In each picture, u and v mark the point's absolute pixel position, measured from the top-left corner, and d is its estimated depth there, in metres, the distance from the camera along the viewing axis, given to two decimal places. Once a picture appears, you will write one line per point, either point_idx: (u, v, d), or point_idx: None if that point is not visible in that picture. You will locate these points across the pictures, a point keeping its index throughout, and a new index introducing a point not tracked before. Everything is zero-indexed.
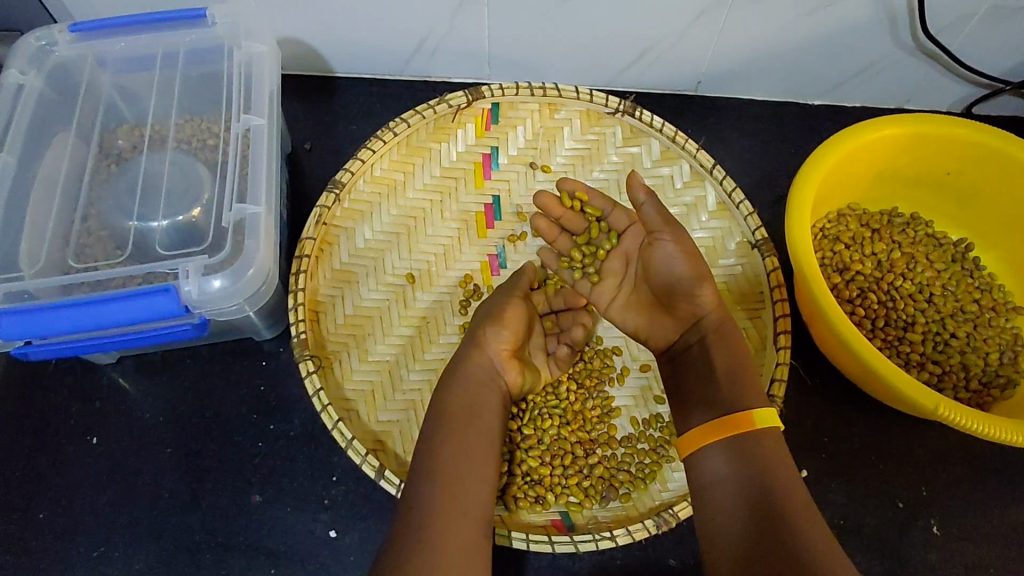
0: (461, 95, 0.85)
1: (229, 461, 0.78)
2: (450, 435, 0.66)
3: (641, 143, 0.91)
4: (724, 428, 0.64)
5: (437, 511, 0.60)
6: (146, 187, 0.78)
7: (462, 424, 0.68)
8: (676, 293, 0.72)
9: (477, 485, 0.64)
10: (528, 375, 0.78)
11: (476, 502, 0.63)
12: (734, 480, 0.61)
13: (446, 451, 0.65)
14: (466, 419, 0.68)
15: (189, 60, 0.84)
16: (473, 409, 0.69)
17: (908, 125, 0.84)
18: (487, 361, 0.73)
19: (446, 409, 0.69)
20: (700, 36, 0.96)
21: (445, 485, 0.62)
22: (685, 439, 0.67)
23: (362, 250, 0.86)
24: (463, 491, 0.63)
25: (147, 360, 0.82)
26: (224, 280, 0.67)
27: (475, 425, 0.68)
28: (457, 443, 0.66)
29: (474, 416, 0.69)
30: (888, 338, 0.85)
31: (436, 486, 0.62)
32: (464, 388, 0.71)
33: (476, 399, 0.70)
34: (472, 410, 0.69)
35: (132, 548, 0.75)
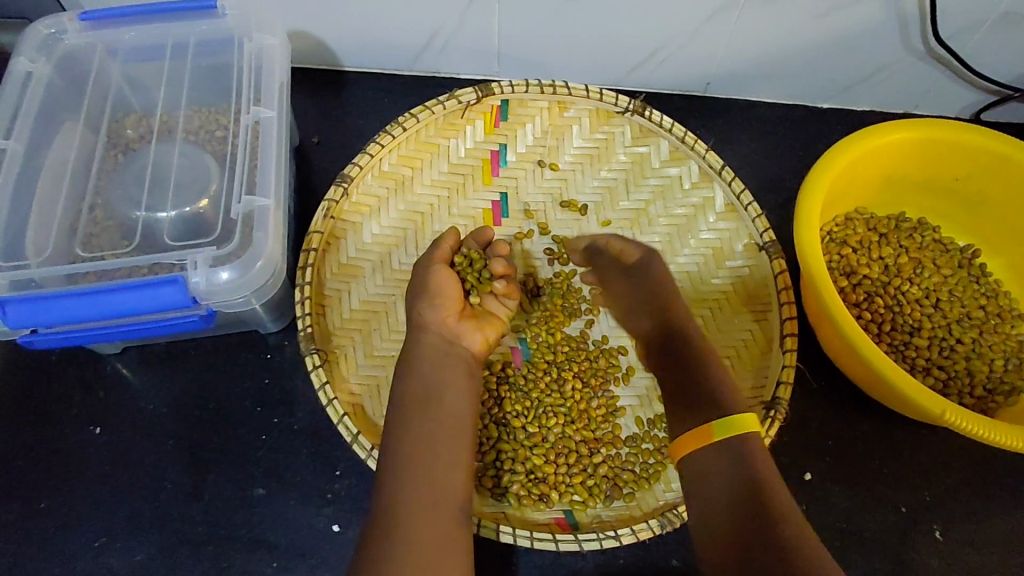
0: (471, 91, 0.85)
1: (233, 454, 0.78)
2: (416, 423, 0.67)
3: (650, 143, 0.91)
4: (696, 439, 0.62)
5: (406, 504, 0.61)
6: (155, 177, 0.78)
7: (424, 411, 0.68)
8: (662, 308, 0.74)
9: (445, 472, 0.64)
10: (490, 327, 0.77)
11: (447, 485, 0.63)
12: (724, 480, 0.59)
13: (410, 439, 0.65)
14: (425, 405, 0.68)
15: (199, 51, 0.84)
16: (431, 392, 0.69)
17: (917, 130, 0.84)
18: (441, 338, 0.73)
19: (406, 394, 0.69)
20: (711, 37, 0.96)
21: (414, 473, 0.63)
22: (682, 440, 0.63)
23: (369, 246, 0.86)
24: (429, 480, 0.63)
25: (152, 351, 0.82)
26: (232, 272, 0.67)
27: (436, 407, 0.68)
28: (420, 431, 0.66)
29: (433, 399, 0.69)
30: (894, 342, 0.85)
31: (406, 477, 0.63)
32: (423, 372, 0.71)
33: (438, 382, 0.70)
34: (430, 392, 0.69)
35: (134, 538, 0.74)
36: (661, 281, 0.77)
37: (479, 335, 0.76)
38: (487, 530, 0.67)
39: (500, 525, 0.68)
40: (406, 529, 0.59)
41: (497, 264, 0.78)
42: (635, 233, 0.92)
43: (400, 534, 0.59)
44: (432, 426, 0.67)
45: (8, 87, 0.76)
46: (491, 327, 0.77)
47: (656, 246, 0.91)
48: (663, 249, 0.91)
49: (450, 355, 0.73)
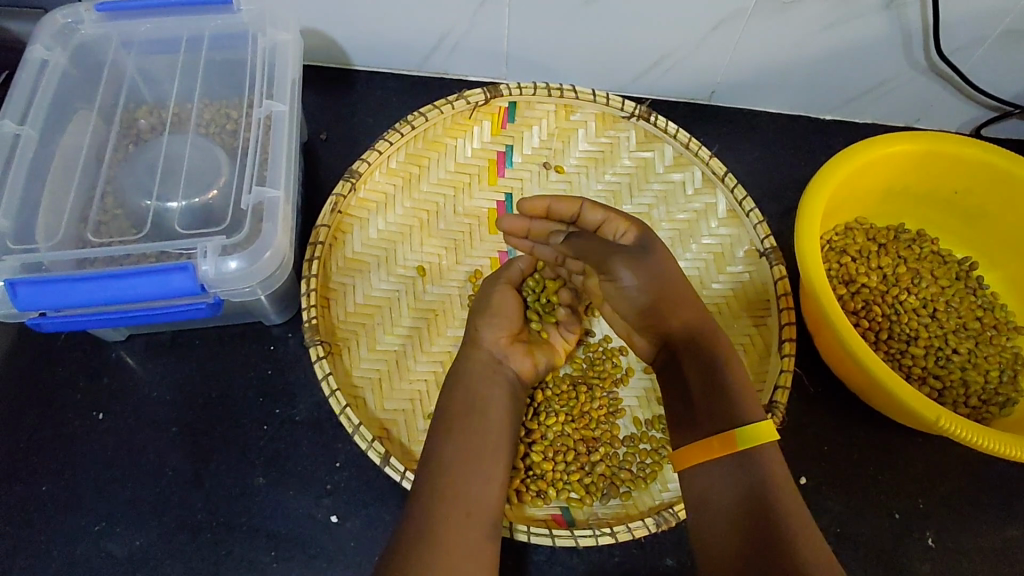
0: (480, 92, 0.87)
1: (233, 443, 0.78)
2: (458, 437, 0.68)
3: (654, 149, 0.93)
4: (716, 450, 0.63)
5: (441, 512, 0.62)
6: (167, 168, 0.79)
7: (467, 425, 0.69)
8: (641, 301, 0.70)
9: (479, 485, 0.65)
10: (541, 355, 0.79)
11: (479, 495, 0.65)
12: (723, 489, 0.62)
13: (448, 450, 0.67)
14: (470, 420, 0.70)
15: (212, 45, 0.85)
16: (475, 407, 0.71)
17: (918, 143, 0.85)
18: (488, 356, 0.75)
19: (450, 406, 0.71)
20: (717, 45, 0.98)
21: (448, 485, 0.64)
22: (681, 453, 0.67)
23: (375, 241, 0.87)
24: (464, 492, 0.64)
25: (157, 339, 0.83)
26: (241, 262, 0.68)
27: (480, 423, 0.70)
28: (462, 446, 0.67)
29: (477, 414, 0.70)
30: (891, 350, 0.85)
31: (443, 486, 0.64)
32: (472, 390, 0.72)
33: (483, 396, 0.72)
34: (475, 407, 0.71)
35: (134, 523, 0.75)
36: (653, 279, 0.68)
37: (529, 360, 0.77)
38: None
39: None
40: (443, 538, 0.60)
41: (565, 294, 0.83)
42: None
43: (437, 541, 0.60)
44: (477, 443, 0.68)
45: (23, 74, 0.77)
46: (542, 356, 0.80)
47: None
48: None
49: (494, 372, 0.74)
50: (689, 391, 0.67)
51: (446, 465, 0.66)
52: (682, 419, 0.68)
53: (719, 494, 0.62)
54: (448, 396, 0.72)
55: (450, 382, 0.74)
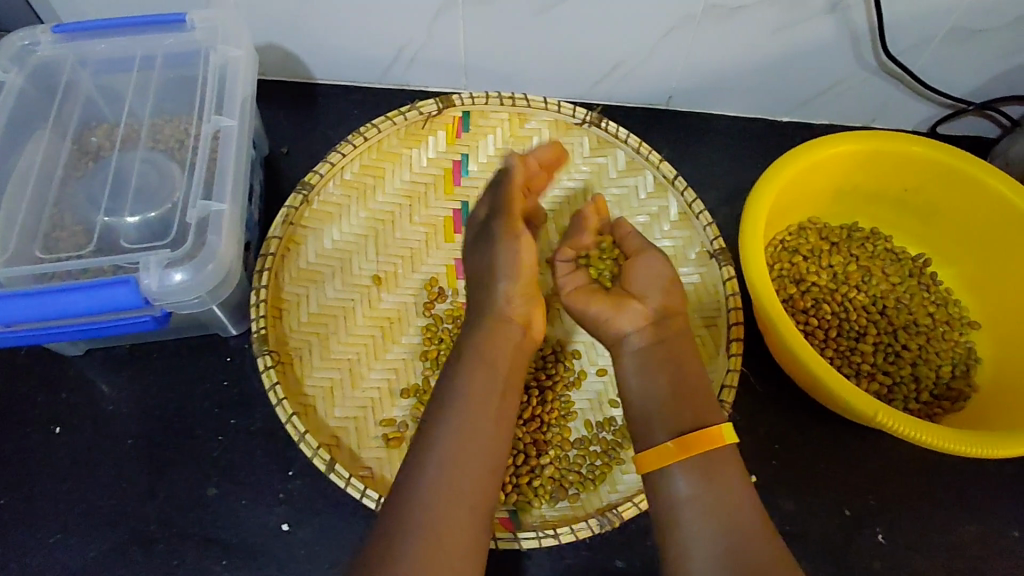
0: (432, 103, 0.88)
1: (188, 454, 0.79)
2: (459, 429, 0.64)
3: (608, 154, 0.94)
4: (692, 446, 0.65)
5: (444, 500, 0.60)
6: (117, 183, 0.81)
7: (481, 408, 0.66)
8: (653, 284, 0.75)
9: (469, 482, 0.62)
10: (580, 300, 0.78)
11: (473, 492, 0.62)
12: (687, 489, 0.63)
13: (453, 433, 0.64)
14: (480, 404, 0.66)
15: (169, 63, 0.87)
16: (489, 389, 0.67)
17: (863, 142, 0.86)
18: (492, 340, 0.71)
19: (470, 386, 0.67)
20: (669, 51, 0.99)
21: (440, 478, 0.61)
22: (644, 456, 0.67)
23: (330, 251, 0.88)
24: (464, 479, 0.62)
25: (115, 353, 0.84)
26: (185, 274, 0.68)
27: (490, 406, 0.67)
28: (473, 431, 0.64)
29: (491, 397, 0.67)
30: (841, 348, 0.86)
31: (434, 479, 0.61)
32: (480, 380, 0.68)
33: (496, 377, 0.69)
34: (489, 390, 0.67)
35: (89, 534, 0.76)
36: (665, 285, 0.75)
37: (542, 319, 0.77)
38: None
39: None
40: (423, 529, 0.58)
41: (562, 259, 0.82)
42: None
43: (417, 532, 0.58)
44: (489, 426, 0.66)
45: None
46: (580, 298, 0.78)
47: None
48: None
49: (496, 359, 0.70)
50: (686, 378, 0.70)
51: (454, 450, 0.63)
52: (671, 403, 0.68)
53: (686, 499, 0.63)
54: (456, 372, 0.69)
55: (465, 356, 0.70)
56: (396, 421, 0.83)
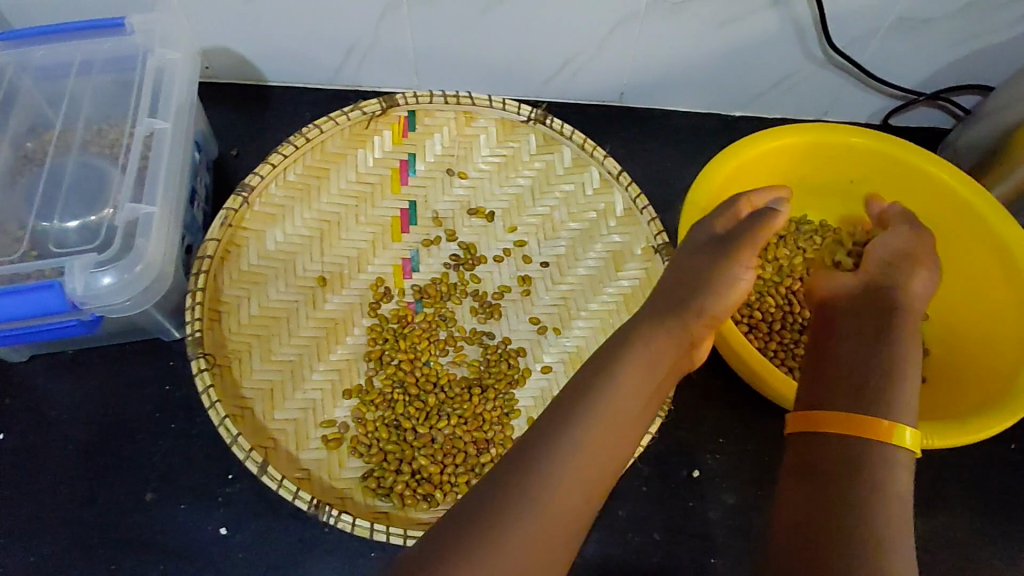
0: (375, 103, 0.87)
1: (128, 459, 0.79)
2: (606, 410, 0.54)
3: (554, 151, 0.94)
4: (875, 434, 0.53)
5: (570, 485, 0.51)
6: (49, 187, 0.82)
7: (636, 396, 0.56)
8: (889, 270, 0.68)
9: (601, 470, 0.53)
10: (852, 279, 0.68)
11: (598, 482, 0.52)
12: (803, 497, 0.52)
13: (603, 414, 0.54)
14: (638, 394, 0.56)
15: (108, 68, 0.87)
16: (652, 373, 0.57)
17: (804, 135, 0.87)
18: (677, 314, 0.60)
19: (643, 364, 0.57)
20: (618, 47, 0.99)
21: (577, 458, 0.52)
22: (801, 420, 0.57)
23: (272, 254, 0.87)
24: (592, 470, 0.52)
25: (56, 359, 0.84)
26: (113, 277, 0.68)
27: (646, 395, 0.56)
28: (623, 421, 0.55)
29: (650, 382, 0.57)
30: (784, 341, 0.86)
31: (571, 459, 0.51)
32: (653, 363, 0.57)
33: (663, 358, 0.58)
34: (650, 375, 0.57)
35: (27, 541, 0.75)
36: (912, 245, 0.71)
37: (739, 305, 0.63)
38: (343, 523, 0.67)
39: (356, 519, 0.68)
40: (537, 501, 0.50)
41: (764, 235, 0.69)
42: (540, 239, 0.94)
43: (530, 508, 0.49)
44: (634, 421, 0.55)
45: None
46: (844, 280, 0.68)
47: (560, 251, 0.93)
48: (566, 254, 0.93)
49: (671, 339, 0.59)
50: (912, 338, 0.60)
51: (601, 437, 0.53)
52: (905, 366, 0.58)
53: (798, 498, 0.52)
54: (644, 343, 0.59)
55: (651, 325, 0.60)
56: (338, 422, 0.82)
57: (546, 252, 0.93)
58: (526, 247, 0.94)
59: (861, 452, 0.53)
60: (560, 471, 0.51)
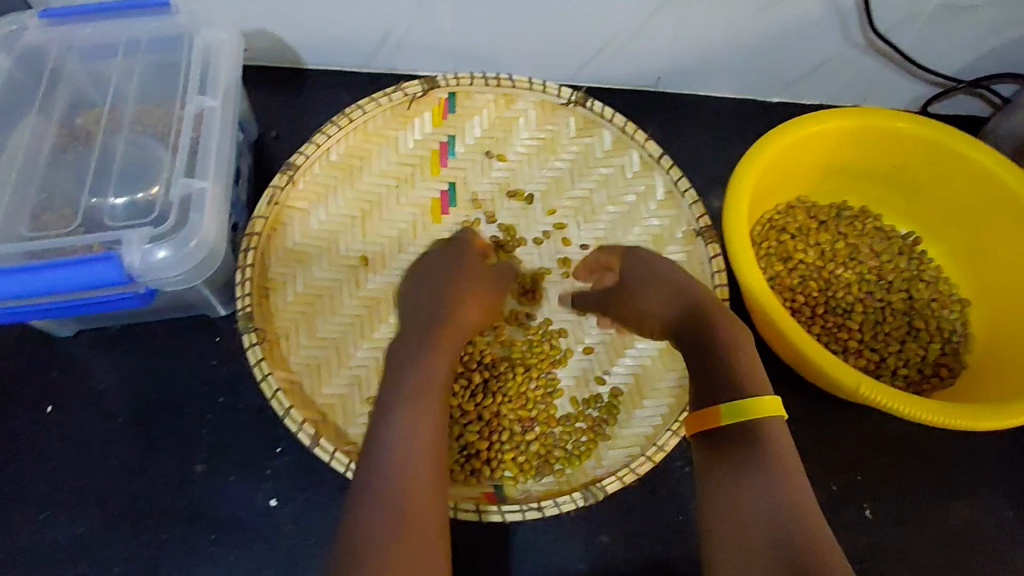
0: (417, 84, 0.89)
1: (177, 432, 0.80)
2: (402, 439, 0.62)
3: (594, 134, 0.94)
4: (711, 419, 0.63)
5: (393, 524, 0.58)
6: (102, 165, 0.82)
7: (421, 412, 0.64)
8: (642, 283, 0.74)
9: (427, 485, 0.61)
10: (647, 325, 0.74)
11: (429, 489, 0.61)
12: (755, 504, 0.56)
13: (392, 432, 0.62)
14: (407, 427, 0.62)
15: (152, 48, 0.87)
16: (411, 390, 0.65)
17: (849, 119, 0.86)
18: (421, 334, 0.70)
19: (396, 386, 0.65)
20: (656, 33, 0.99)
21: (393, 463, 0.61)
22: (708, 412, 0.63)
23: (316, 233, 0.88)
24: (413, 490, 0.60)
25: (104, 334, 0.85)
26: (169, 251, 0.70)
27: (422, 402, 0.64)
28: (414, 433, 0.62)
29: (409, 397, 0.64)
30: (828, 324, 0.86)
31: (396, 480, 0.60)
32: (410, 393, 0.65)
33: (428, 378, 0.66)
34: (396, 394, 0.65)
35: (78, 511, 0.77)
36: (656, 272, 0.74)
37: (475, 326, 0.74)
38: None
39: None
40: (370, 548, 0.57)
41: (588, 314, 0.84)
42: (579, 222, 0.94)
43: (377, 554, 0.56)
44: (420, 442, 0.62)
45: None
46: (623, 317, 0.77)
47: (600, 233, 0.94)
48: (607, 235, 0.93)
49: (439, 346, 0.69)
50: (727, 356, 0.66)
51: (398, 454, 0.61)
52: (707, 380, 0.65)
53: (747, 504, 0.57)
54: (411, 351, 0.68)
55: (402, 349, 0.69)
56: None
57: (585, 235, 0.94)
58: (566, 230, 0.94)
59: (769, 469, 0.58)
60: (381, 480, 0.60)
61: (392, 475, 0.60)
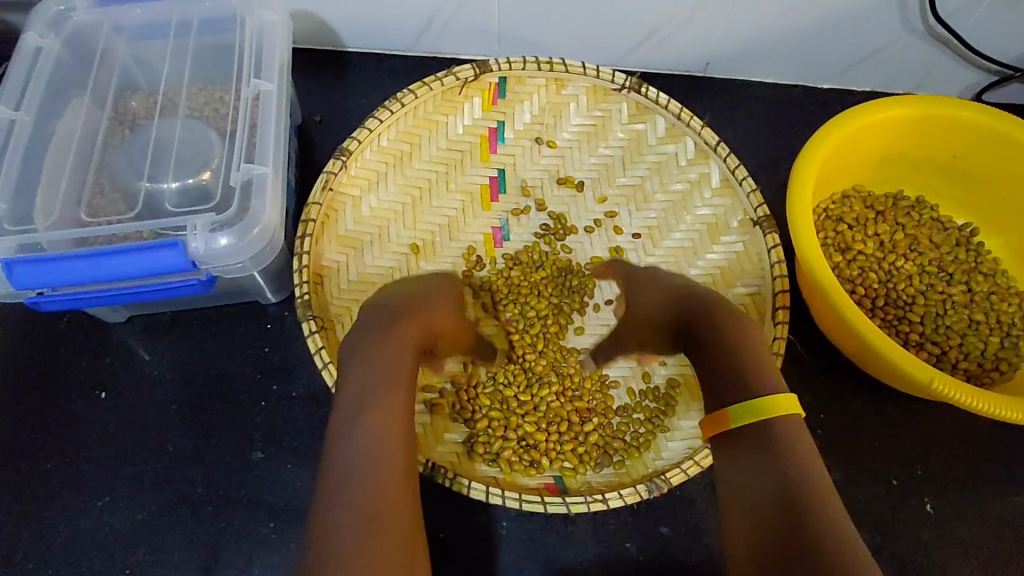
0: (468, 68, 0.86)
1: (232, 419, 0.80)
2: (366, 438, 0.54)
3: (647, 120, 0.92)
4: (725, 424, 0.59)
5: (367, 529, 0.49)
6: (158, 150, 0.80)
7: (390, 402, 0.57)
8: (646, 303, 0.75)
9: (398, 485, 0.53)
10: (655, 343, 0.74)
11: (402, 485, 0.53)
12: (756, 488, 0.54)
13: (363, 421, 0.54)
14: (371, 420, 0.55)
15: (202, 30, 0.86)
16: (382, 380, 0.58)
17: (912, 107, 0.84)
18: (391, 329, 0.64)
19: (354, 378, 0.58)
20: (709, 18, 0.97)
21: (362, 454, 0.53)
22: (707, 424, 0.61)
23: (367, 219, 0.87)
24: (373, 488, 0.51)
25: (156, 320, 0.84)
26: (230, 238, 0.69)
27: (394, 393, 0.58)
28: (380, 418, 0.55)
29: (376, 388, 0.57)
30: (888, 317, 0.85)
31: (354, 480, 0.51)
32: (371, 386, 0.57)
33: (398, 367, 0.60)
34: (364, 382, 0.58)
35: (136, 498, 0.77)
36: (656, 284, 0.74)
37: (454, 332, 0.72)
38: (459, 485, 0.68)
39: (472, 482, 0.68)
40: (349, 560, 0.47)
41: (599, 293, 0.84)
42: (631, 209, 0.93)
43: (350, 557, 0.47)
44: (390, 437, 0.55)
45: (18, 59, 0.79)
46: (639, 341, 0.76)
47: (652, 222, 0.92)
48: (659, 224, 0.92)
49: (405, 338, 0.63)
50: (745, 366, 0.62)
51: (363, 441, 0.53)
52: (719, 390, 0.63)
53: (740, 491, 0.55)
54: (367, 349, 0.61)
55: (361, 343, 0.62)
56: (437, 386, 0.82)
57: (637, 223, 0.93)
58: (617, 218, 0.93)
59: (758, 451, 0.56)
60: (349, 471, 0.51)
61: (358, 466, 0.52)
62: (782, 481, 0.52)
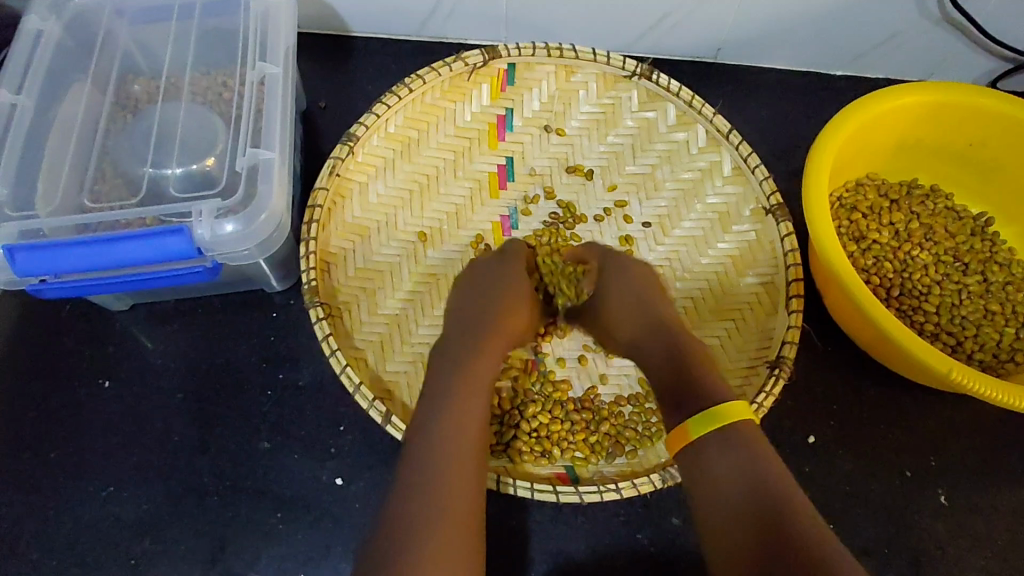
0: (477, 53, 0.84)
1: (238, 409, 0.79)
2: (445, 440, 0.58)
3: (658, 107, 0.90)
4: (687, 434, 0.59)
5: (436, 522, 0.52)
6: (161, 134, 0.77)
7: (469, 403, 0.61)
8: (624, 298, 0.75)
9: (472, 490, 0.56)
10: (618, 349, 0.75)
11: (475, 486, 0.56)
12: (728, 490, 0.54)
13: (446, 425, 0.59)
14: (453, 423, 0.59)
15: (205, 13, 0.84)
16: (467, 385, 0.63)
17: (930, 93, 0.82)
18: (472, 337, 0.69)
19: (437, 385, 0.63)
20: (720, 4, 0.95)
21: (441, 455, 0.56)
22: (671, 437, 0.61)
23: (374, 206, 0.86)
24: (451, 488, 0.55)
25: (159, 308, 0.83)
26: (237, 224, 0.68)
27: (472, 399, 0.62)
28: (460, 418, 0.60)
29: (457, 394, 0.62)
30: (903, 307, 0.84)
31: (438, 479, 0.55)
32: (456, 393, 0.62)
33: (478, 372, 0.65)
34: (444, 387, 0.62)
35: (141, 488, 0.76)
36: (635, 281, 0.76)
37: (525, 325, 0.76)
38: None
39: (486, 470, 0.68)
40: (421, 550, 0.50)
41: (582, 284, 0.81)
42: (642, 197, 0.92)
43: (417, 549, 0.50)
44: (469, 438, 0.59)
45: (20, 43, 0.78)
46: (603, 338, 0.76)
47: (662, 210, 0.91)
48: (670, 212, 0.91)
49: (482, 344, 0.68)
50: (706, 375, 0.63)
51: (443, 438, 0.58)
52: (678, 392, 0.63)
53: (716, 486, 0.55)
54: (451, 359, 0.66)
55: (445, 353, 0.67)
56: None
57: (648, 211, 0.91)
58: (627, 207, 0.92)
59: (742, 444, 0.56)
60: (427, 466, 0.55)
61: (429, 461, 0.56)
62: (761, 479, 0.53)
